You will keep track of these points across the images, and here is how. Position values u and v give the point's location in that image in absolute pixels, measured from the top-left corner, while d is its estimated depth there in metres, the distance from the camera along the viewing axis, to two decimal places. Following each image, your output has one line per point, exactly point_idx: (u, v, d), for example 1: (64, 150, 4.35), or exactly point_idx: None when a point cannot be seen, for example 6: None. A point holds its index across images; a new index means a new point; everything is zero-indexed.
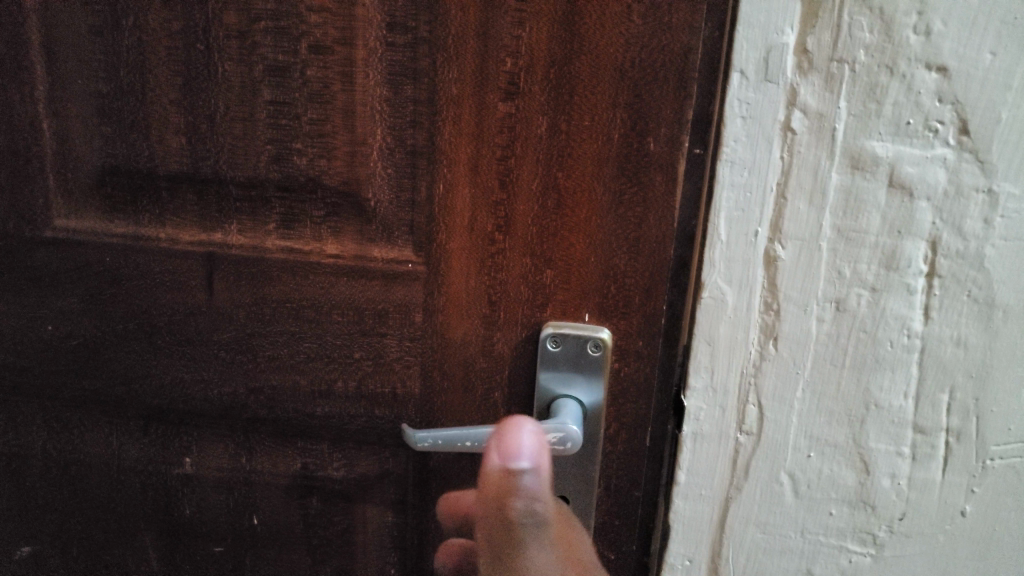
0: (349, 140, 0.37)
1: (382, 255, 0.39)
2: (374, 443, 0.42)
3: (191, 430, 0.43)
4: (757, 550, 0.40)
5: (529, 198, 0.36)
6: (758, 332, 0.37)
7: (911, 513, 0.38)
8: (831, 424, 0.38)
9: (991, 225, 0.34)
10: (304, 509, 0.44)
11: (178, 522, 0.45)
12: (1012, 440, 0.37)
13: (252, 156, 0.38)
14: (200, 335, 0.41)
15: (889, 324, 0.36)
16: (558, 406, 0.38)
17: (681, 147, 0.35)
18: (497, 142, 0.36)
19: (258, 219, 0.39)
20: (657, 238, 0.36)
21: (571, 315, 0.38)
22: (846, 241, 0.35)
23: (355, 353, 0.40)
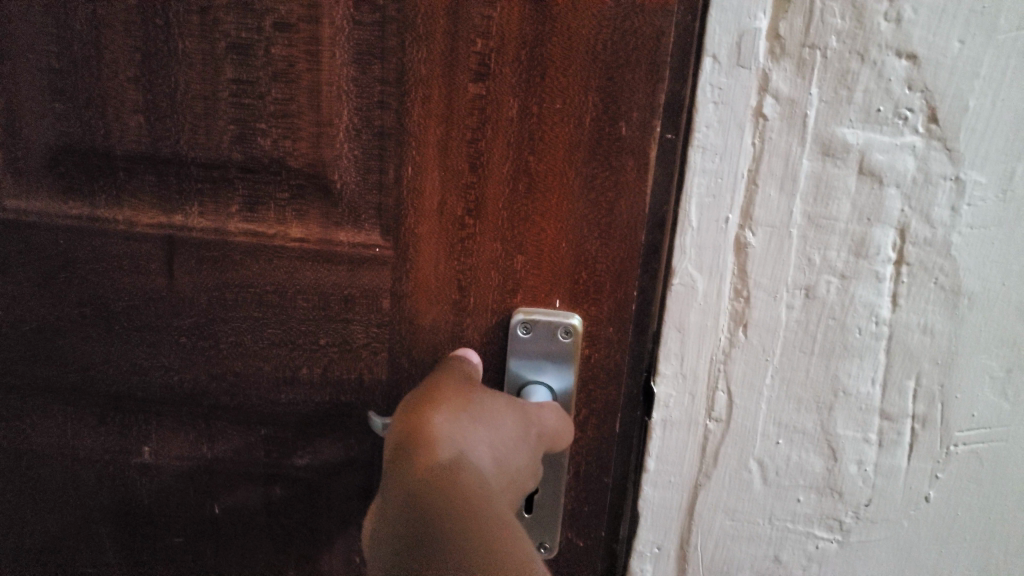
0: (314, 121, 0.36)
1: (348, 238, 0.38)
2: (340, 432, 0.41)
3: (150, 419, 0.42)
4: (725, 537, 0.40)
5: (499, 182, 0.36)
6: (729, 320, 0.37)
7: (877, 499, 0.39)
8: (799, 411, 0.38)
9: (958, 213, 0.34)
10: (267, 498, 0.43)
11: (137, 513, 0.44)
12: (975, 426, 0.37)
13: (214, 136, 0.37)
14: (159, 322, 0.40)
15: (858, 311, 0.36)
16: (528, 393, 0.38)
17: (653, 132, 0.35)
18: (467, 124, 0.35)
19: (220, 202, 0.38)
20: (629, 224, 0.37)
21: (541, 302, 0.38)
22: (816, 229, 0.35)
23: (320, 339, 0.39)
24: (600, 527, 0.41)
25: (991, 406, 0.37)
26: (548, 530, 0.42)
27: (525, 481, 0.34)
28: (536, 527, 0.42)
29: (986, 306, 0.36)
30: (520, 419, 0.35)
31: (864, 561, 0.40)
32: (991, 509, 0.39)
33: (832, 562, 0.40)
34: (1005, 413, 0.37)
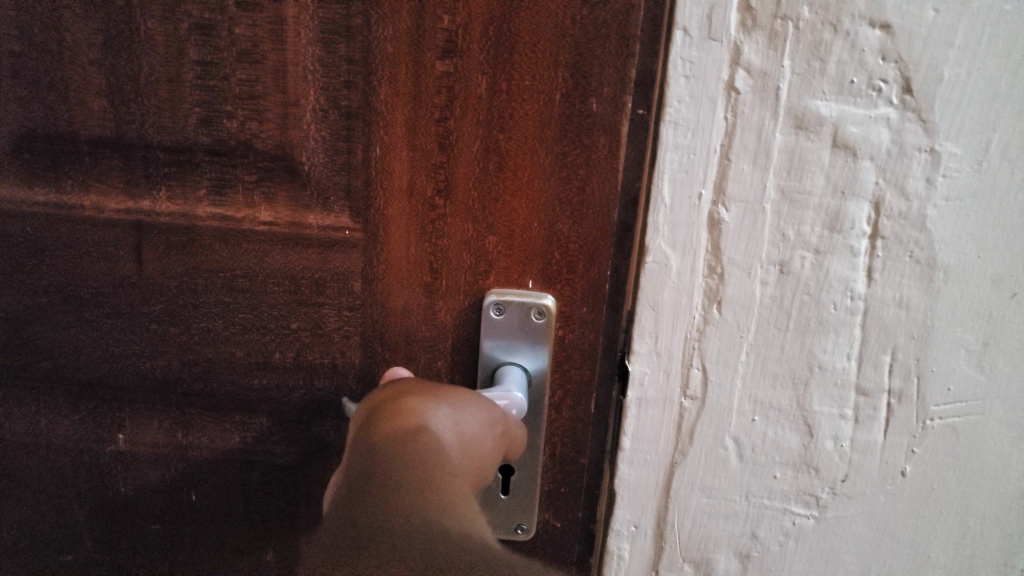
0: (280, 102, 0.35)
1: (317, 221, 0.37)
2: (315, 417, 0.41)
3: (125, 406, 0.42)
4: (702, 514, 0.40)
5: (469, 161, 0.36)
6: (703, 297, 0.36)
7: (854, 474, 0.39)
8: (775, 386, 0.37)
9: (933, 185, 0.34)
10: (244, 484, 0.43)
11: (113, 499, 0.44)
12: (951, 400, 0.37)
13: (179, 119, 0.36)
14: (130, 309, 0.40)
15: (833, 286, 0.36)
16: (502, 374, 0.38)
17: (625, 106, 0.34)
18: (435, 102, 0.35)
19: (187, 186, 0.37)
20: (601, 204, 0.36)
21: (515, 282, 0.38)
22: (790, 203, 0.35)
23: (292, 324, 0.39)
24: (577, 509, 0.42)
25: (968, 380, 0.37)
26: (525, 511, 0.42)
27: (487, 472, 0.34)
28: (514, 509, 0.42)
29: (961, 279, 0.35)
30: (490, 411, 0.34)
31: (841, 536, 0.40)
32: (967, 483, 0.39)
33: (809, 539, 0.40)
34: (981, 386, 0.37)
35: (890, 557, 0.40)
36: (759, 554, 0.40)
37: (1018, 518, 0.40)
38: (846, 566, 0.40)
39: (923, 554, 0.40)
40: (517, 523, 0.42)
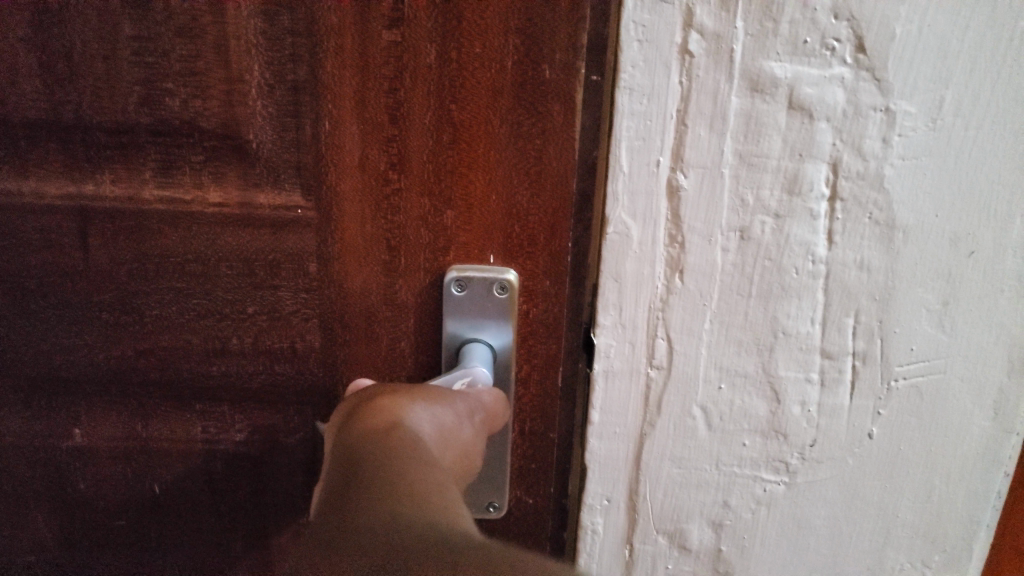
0: (223, 78, 0.34)
1: (268, 200, 0.37)
2: (276, 403, 0.41)
3: (79, 399, 0.42)
4: (673, 485, 0.40)
5: (422, 134, 0.35)
6: (665, 266, 0.36)
7: (821, 438, 0.39)
8: (740, 354, 0.37)
9: (890, 144, 0.34)
10: (208, 474, 0.43)
11: (72, 497, 0.44)
12: (915, 360, 0.37)
13: (118, 99, 0.35)
14: (77, 298, 0.39)
15: (794, 250, 0.36)
16: (466, 351, 0.38)
17: (578, 73, 0.34)
18: (384, 73, 0.34)
19: (132, 170, 0.37)
20: (560, 174, 0.36)
21: (474, 257, 0.37)
22: (748, 167, 0.34)
23: (249, 308, 0.39)
24: (549, 484, 0.42)
25: (929, 339, 0.37)
26: (495, 490, 0.41)
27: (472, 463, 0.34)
28: (484, 488, 0.41)
29: (920, 238, 0.35)
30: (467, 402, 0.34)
31: (811, 501, 0.40)
32: (932, 442, 0.39)
33: (780, 505, 0.40)
34: (943, 345, 0.37)
35: (859, 519, 0.40)
36: (731, 522, 0.40)
37: (982, 475, 0.40)
38: (817, 531, 0.40)
39: (892, 514, 0.40)
40: (489, 501, 0.42)
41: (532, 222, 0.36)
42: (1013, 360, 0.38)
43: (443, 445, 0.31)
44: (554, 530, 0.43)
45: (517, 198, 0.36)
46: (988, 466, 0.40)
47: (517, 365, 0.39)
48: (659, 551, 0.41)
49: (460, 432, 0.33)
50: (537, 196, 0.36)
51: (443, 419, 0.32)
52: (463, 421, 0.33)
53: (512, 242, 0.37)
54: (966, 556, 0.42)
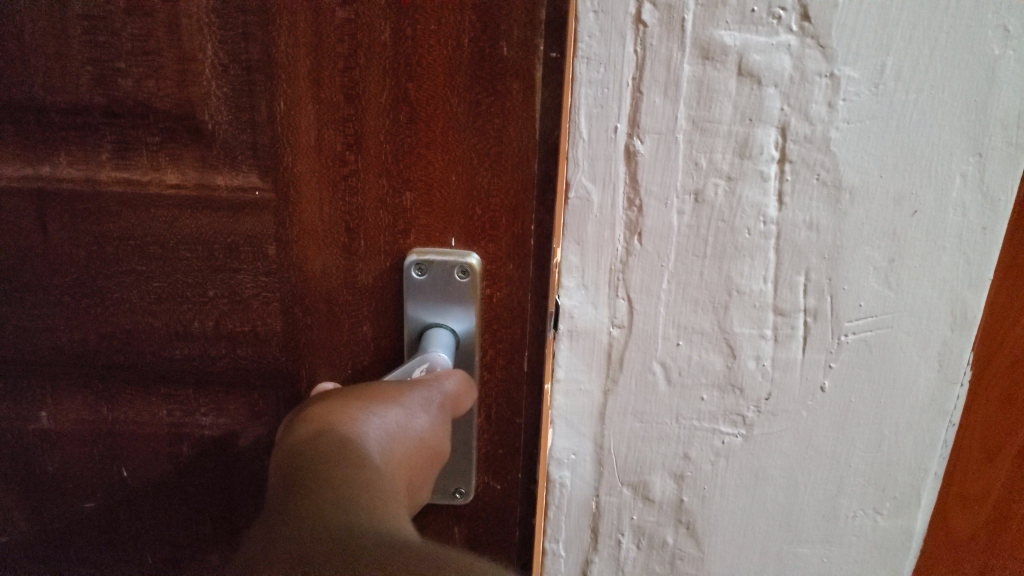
0: (176, 58, 0.34)
1: (226, 181, 0.36)
2: (241, 386, 0.41)
3: (45, 383, 0.42)
4: (636, 438, 0.42)
5: (378, 113, 0.34)
6: (624, 229, 0.38)
7: (776, 391, 0.41)
8: (697, 312, 0.39)
9: (835, 109, 0.35)
10: (175, 459, 0.43)
11: (43, 479, 0.44)
12: (863, 315, 0.39)
13: (72, 80, 0.34)
14: (41, 282, 0.39)
15: (746, 211, 0.37)
16: (429, 337, 0.37)
17: (536, 50, 0.33)
18: (338, 51, 0.33)
19: (88, 150, 0.36)
20: (520, 154, 0.34)
21: (434, 240, 0.37)
22: (701, 132, 0.36)
23: (209, 291, 0.39)
24: (518, 472, 0.40)
25: (877, 295, 0.39)
26: (462, 475, 0.40)
27: (435, 451, 0.36)
28: (451, 472, 0.40)
29: (866, 199, 0.37)
30: (427, 393, 0.36)
31: (767, 452, 0.42)
32: (881, 394, 0.41)
33: (738, 456, 0.42)
34: (889, 300, 0.39)
35: (813, 469, 0.43)
36: (691, 473, 0.42)
37: (928, 425, 0.42)
38: (773, 480, 0.43)
39: (844, 463, 0.43)
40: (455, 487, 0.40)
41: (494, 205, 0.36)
42: (956, 314, 0.40)
43: (392, 443, 0.34)
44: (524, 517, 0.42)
45: (477, 179, 0.35)
46: (933, 415, 0.42)
47: (481, 350, 0.38)
48: (624, 503, 0.43)
49: (412, 428, 0.35)
50: (500, 177, 0.35)
51: (393, 419, 0.34)
52: (417, 412, 0.35)
53: (474, 224, 0.36)
54: (915, 502, 0.44)
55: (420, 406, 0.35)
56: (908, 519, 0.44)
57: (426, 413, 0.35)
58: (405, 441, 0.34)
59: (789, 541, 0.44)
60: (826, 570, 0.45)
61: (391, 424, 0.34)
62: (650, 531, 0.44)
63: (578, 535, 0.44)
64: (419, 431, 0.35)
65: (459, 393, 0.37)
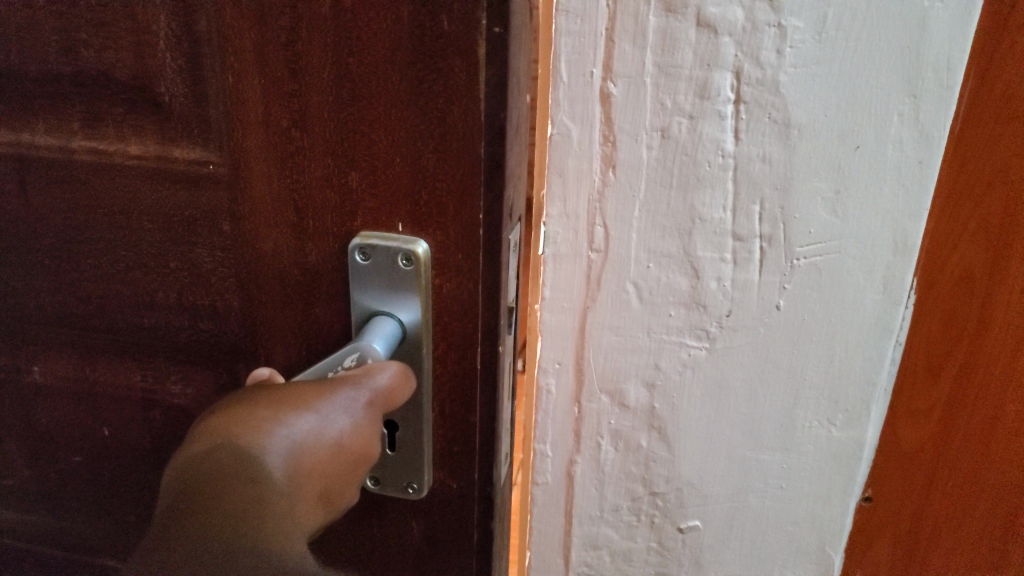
0: (130, 29, 0.37)
1: (183, 155, 0.39)
2: (206, 360, 0.45)
3: (40, 343, 0.49)
4: (612, 350, 0.47)
5: (323, 93, 0.35)
6: (601, 162, 0.43)
7: (736, 309, 0.46)
8: (665, 237, 0.44)
9: (783, 54, 0.40)
10: (150, 423, 0.49)
11: (41, 430, 0.53)
12: (812, 241, 0.44)
13: (42, 50, 0.39)
14: (27, 235, 0.45)
15: (701, 145, 0.42)
16: (374, 321, 0.38)
17: (477, 24, 0.32)
18: (282, 25, 0.34)
19: (61, 119, 0.41)
20: (462, 137, 0.34)
21: (375, 223, 0.37)
22: (665, 76, 0.41)
23: (171, 263, 0.42)
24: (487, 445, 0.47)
25: (825, 224, 0.44)
26: (414, 478, 0.42)
27: (361, 450, 0.35)
28: (402, 471, 0.42)
29: (814, 135, 0.42)
30: (351, 397, 0.35)
31: (729, 364, 0.47)
32: (831, 313, 0.46)
33: (703, 366, 0.47)
34: (838, 228, 0.44)
35: (772, 380, 0.47)
36: (661, 383, 0.48)
37: (875, 342, 0.46)
38: (736, 390, 0.48)
39: (799, 376, 0.47)
40: None
41: (429, 192, 0.36)
42: (898, 241, 0.44)
43: (294, 466, 0.32)
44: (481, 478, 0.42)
45: (407, 164, 0.36)
46: (879, 334, 0.46)
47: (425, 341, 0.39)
48: (603, 409, 0.49)
49: (333, 434, 0.34)
50: (439, 163, 0.35)
51: (309, 429, 0.33)
52: (338, 412, 0.34)
53: (407, 210, 0.37)
54: (866, 414, 0.48)
55: (338, 415, 0.34)
56: (861, 431, 0.48)
57: (347, 417, 0.34)
58: (320, 456, 0.33)
59: (751, 448, 0.49)
60: (786, 476, 0.50)
61: (300, 442, 0.32)
62: (627, 435, 0.50)
63: (563, 438, 0.50)
64: (339, 439, 0.34)
65: (382, 398, 0.36)
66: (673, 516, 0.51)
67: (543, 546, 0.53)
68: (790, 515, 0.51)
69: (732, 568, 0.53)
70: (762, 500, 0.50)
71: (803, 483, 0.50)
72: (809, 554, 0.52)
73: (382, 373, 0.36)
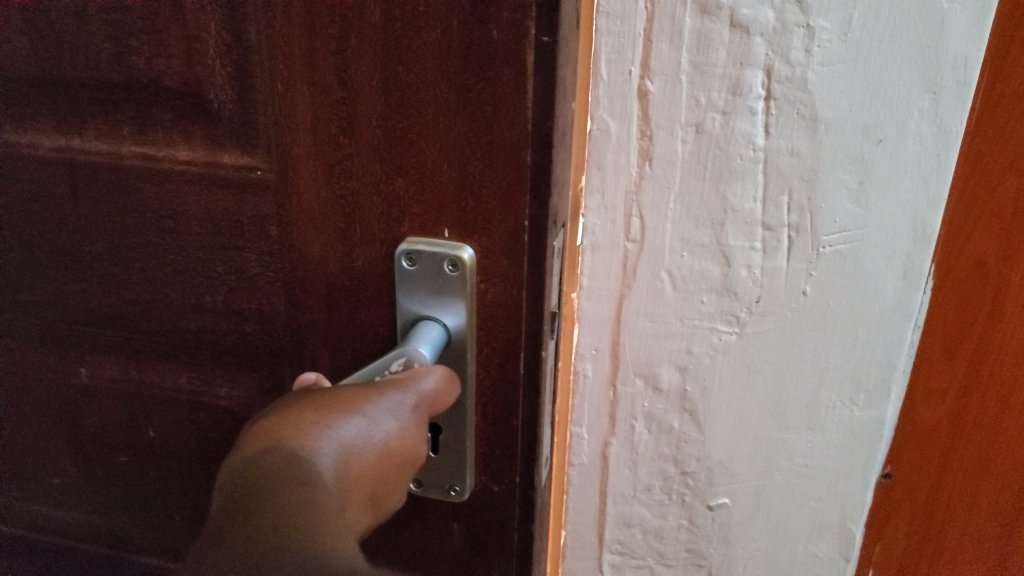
0: (182, 37, 0.34)
1: (231, 161, 0.37)
2: (253, 361, 0.43)
3: (83, 344, 0.46)
4: (646, 335, 0.50)
5: (367, 97, 0.32)
6: (638, 157, 0.46)
7: (765, 296, 0.48)
8: (698, 227, 0.47)
9: (810, 53, 0.42)
10: (197, 425, 0.47)
11: (85, 430, 0.50)
12: (838, 230, 0.46)
13: (93, 57, 0.36)
14: (77, 244, 0.42)
15: (732, 139, 0.45)
16: (419, 327, 0.36)
17: (528, 33, 0.30)
18: (329, 31, 0.31)
19: (111, 126, 0.38)
20: (512, 146, 0.32)
21: (424, 230, 0.35)
22: (699, 74, 0.44)
23: (218, 268, 0.40)
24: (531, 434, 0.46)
25: (850, 214, 0.46)
26: (457, 473, 0.39)
27: (411, 455, 0.33)
28: (443, 470, 0.39)
29: (838, 130, 0.44)
30: (399, 400, 0.33)
31: (757, 348, 0.49)
32: (855, 298, 0.48)
33: (733, 350, 0.50)
34: (862, 217, 0.46)
35: (798, 363, 0.50)
36: (693, 366, 0.50)
37: (895, 325, 0.48)
38: (764, 373, 0.50)
39: (824, 359, 0.49)
40: (450, 484, 0.39)
41: (481, 201, 0.33)
42: (918, 230, 0.46)
43: (343, 467, 0.31)
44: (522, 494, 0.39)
45: (456, 168, 0.33)
46: (900, 317, 0.48)
47: (471, 347, 0.36)
48: (637, 392, 0.52)
49: (383, 437, 0.32)
50: (488, 169, 0.32)
51: (356, 431, 0.32)
52: (387, 414, 0.32)
53: (453, 218, 0.34)
54: (886, 395, 0.50)
55: (387, 417, 0.32)
56: (881, 411, 0.51)
57: (395, 420, 0.32)
58: (369, 458, 0.32)
59: (777, 428, 0.52)
60: (811, 454, 0.52)
61: (347, 445, 0.31)
62: (659, 417, 0.52)
63: (599, 421, 0.53)
64: (389, 440, 0.32)
65: (429, 402, 0.34)
66: (703, 494, 0.54)
67: (579, 525, 0.57)
68: (815, 492, 0.53)
69: (759, 545, 0.55)
70: (788, 478, 0.53)
71: (827, 461, 0.52)
72: (832, 529, 0.55)
73: (429, 376, 0.34)
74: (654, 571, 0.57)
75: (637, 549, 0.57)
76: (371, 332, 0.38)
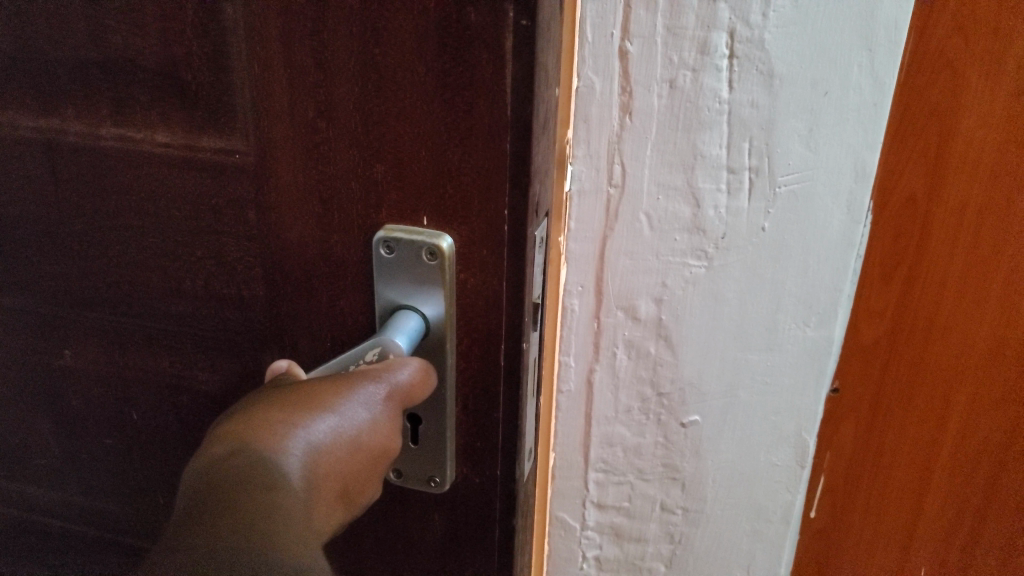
0: (160, 16, 0.38)
1: (210, 144, 0.41)
2: (232, 347, 0.47)
3: (70, 327, 0.51)
4: (626, 271, 0.57)
5: (346, 82, 0.36)
6: (619, 111, 0.52)
7: (730, 233, 0.55)
8: (671, 172, 0.53)
9: (767, 16, 0.49)
10: (178, 407, 0.51)
11: (73, 409, 0.55)
12: (791, 171, 0.53)
13: (74, 40, 0.40)
14: (61, 226, 0.47)
15: (700, 92, 0.51)
16: (398, 314, 0.41)
17: (503, 19, 0.33)
18: (307, 13, 0.35)
19: (90, 110, 0.42)
20: (488, 133, 0.35)
21: (401, 220, 0.39)
22: (673, 35, 0.50)
23: (198, 252, 0.44)
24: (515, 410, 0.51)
25: (802, 156, 0.52)
26: (438, 465, 0.44)
27: (383, 443, 0.38)
28: (425, 462, 0.44)
29: (793, 84, 0.50)
30: (366, 396, 0.37)
31: (722, 279, 0.56)
32: (808, 230, 0.55)
33: (701, 281, 0.56)
34: (813, 160, 0.52)
35: (758, 292, 0.57)
36: (668, 297, 0.57)
37: (842, 254, 0.55)
38: (729, 301, 0.57)
39: (781, 286, 0.56)
40: (431, 475, 0.45)
41: (457, 184, 0.37)
42: (859, 169, 0.52)
43: (312, 464, 0.35)
44: (502, 463, 0.44)
45: (432, 155, 0.37)
46: (846, 246, 0.55)
47: (449, 331, 0.41)
48: (619, 323, 0.58)
49: (352, 433, 0.36)
50: (458, 160, 0.36)
51: (325, 429, 0.36)
52: (355, 411, 0.37)
53: (427, 202, 0.38)
54: (836, 316, 0.57)
55: (355, 413, 0.37)
56: (831, 330, 0.58)
57: (361, 416, 0.37)
58: (338, 453, 0.36)
59: (740, 349, 0.59)
60: (770, 372, 0.59)
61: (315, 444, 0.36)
62: (638, 344, 0.59)
63: (585, 350, 0.60)
64: (356, 435, 0.37)
65: (396, 393, 0.38)
66: (677, 412, 0.61)
67: (566, 448, 0.63)
68: (773, 407, 0.61)
69: (726, 456, 0.63)
70: (750, 395, 0.60)
71: (784, 378, 0.60)
72: (789, 439, 0.62)
73: (397, 366, 0.38)
74: (633, 486, 0.64)
75: (618, 466, 0.64)
76: (352, 324, 0.43)
